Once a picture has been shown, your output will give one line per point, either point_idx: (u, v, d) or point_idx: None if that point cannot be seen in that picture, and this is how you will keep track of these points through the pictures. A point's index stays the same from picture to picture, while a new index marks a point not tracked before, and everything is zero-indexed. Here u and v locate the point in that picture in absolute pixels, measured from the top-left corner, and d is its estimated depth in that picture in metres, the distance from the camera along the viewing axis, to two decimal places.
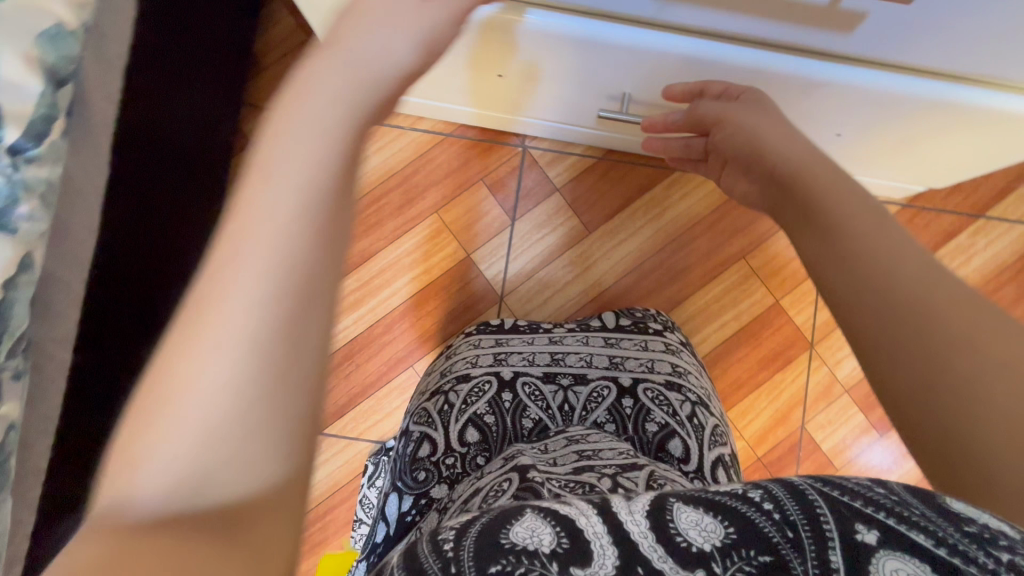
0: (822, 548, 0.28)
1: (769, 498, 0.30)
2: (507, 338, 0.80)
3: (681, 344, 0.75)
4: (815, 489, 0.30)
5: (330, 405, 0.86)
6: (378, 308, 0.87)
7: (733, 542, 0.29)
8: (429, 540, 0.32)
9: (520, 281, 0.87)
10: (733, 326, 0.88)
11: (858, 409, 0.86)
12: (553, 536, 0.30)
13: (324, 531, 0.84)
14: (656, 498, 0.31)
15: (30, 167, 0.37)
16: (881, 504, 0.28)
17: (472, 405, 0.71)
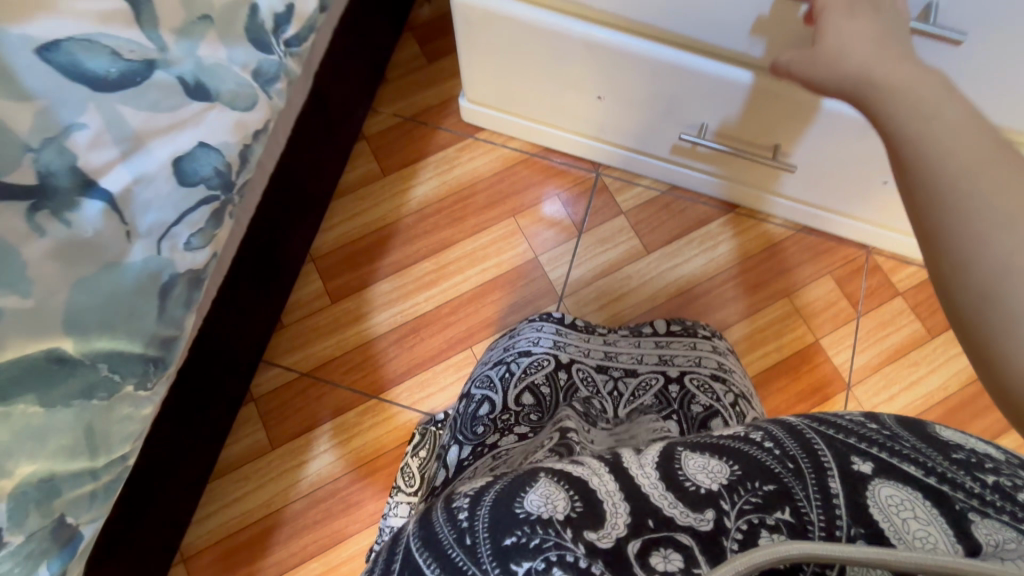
0: (821, 477, 0.31)
1: (769, 438, 0.34)
2: (568, 332, 0.84)
3: (727, 349, 0.79)
4: (813, 430, 0.34)
5: (389, 372, 0.91)
6: (449, 290, 0.94)
7: (739, 477, 0.32)
8: (443, 508, 0.33)
9: (581, 286, 0.96)
10: (774, 357, 0.93)
11: None
12: (566, 502, 0.31)
13: (362, 493, 0.87)
14: (665, 450, 0.34)
15: (290, 59, 0.50)
16: (870, 438, 0.33)
17: (531, 375, 0.73)
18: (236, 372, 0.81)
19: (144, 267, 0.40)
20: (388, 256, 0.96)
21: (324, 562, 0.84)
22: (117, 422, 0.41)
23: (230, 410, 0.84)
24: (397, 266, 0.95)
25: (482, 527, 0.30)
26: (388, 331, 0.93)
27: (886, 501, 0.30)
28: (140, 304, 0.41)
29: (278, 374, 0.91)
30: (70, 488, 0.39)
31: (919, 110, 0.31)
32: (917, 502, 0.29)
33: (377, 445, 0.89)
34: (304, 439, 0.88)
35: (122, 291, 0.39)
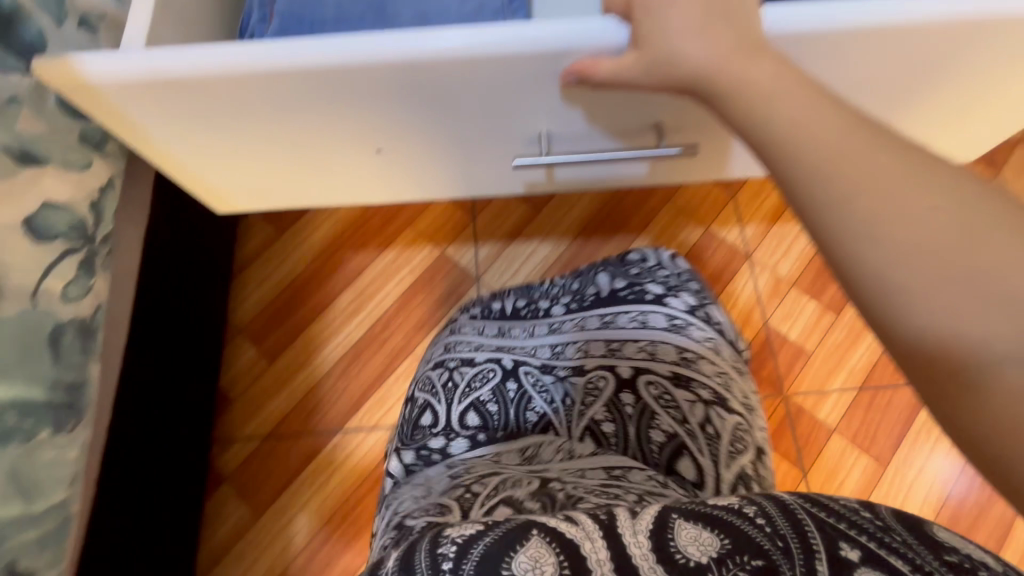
0: (809, 558, 0.30)
1: (762, 514, 0.33)
2: (510, 327, 0.72)
3: (687, 320, 0.64)
4: (803, 509, 0.33)
5: (346, 402, 0.94)
6: (374, 310, 0.99)
7: (727, 551, 0.31)
8: (430, 541, 0.33)
9: (491, 261, 1.02)
10: (679, 256, 1.00)
11: (807, 296, 0.96)
12: (556, 567, 0.31)
13: (358, 523, 0.87)
14: (658, 514, 0.33)
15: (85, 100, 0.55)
16: (856, 524, 0.32)
17: (475, 390, 0.64)
18: (191, 457, 0.82)
19: (24, 322, 0.48)
20: (311, 300, 1.00)
21: None
22: (43, 466, 0.47)
23: (201, 494, 0.85)
24: (320, 307, 0.99)
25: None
26: (332, 367, 0.96)
27: None
28: (31, 352, 0.47)
29: (243, 445, 0.92)
30: (14, 533, 0.45)
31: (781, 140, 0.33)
32: None
33: (358, 471, 0.90)
34: (286, 495, 0.89)
35: (8, 346, 0.46)
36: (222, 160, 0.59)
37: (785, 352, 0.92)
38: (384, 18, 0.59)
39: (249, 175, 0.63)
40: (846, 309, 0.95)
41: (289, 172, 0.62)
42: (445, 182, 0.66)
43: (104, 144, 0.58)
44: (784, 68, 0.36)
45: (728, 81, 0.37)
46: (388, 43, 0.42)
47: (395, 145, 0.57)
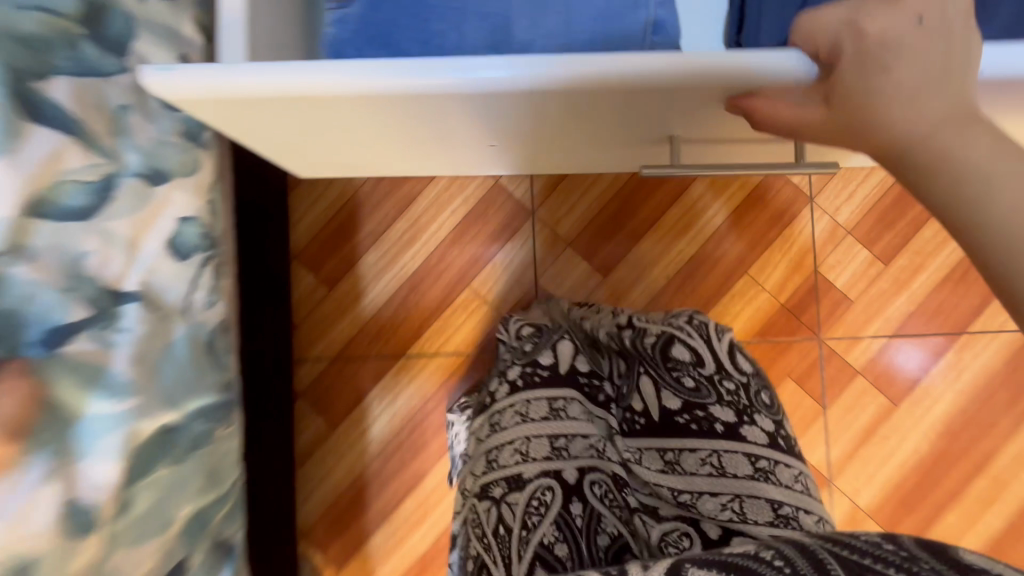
0: None
1: (780, 557, 0.39)
2: (563, 413, 0.71)
3: (795, 504, 0.63)
4: (826, 551, 0.38)
5: (406, 330, 0.99)
6: (429, 241, 0.99)
7: None
8: None
9: (547, 193, 0.99)
10: (740, 195, 0.98)
11: (861, 244, 0.97)
12: None
13: (424, 436, 0.98)
14: (673, 565, 0.40)
15: None
16: (886, 560, 0.36)
17: (539, 531, 0.61)
18: (272, 382, 0.89)
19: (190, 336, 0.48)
20: (363, 228, 0.99)
21: (416, 499, 0.97)
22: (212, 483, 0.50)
23: (283, 411, 0.93)
24: (373, 235, 0.99)
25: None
26: (391, 296, 0.99)
27: None
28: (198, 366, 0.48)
29: (312, 366, 0.99)
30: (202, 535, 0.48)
31: (956, 170, 0.35)
32: None
33: (422, 393, 0.98)
34: (358, 410, 0.98)
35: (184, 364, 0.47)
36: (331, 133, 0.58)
37: (829, 299, 0.96)
38: None
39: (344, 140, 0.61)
40: (897, 259, 0.97)
41: (383, 136, 0.61)
42: (535, 147, 0.65)
43: (199, 133, 0.52)
44: (1003, 140, 0.35)
45: (930, 155, 0.36)
46: (519, 69, 0.41)
47: (505, 128, 0.57)
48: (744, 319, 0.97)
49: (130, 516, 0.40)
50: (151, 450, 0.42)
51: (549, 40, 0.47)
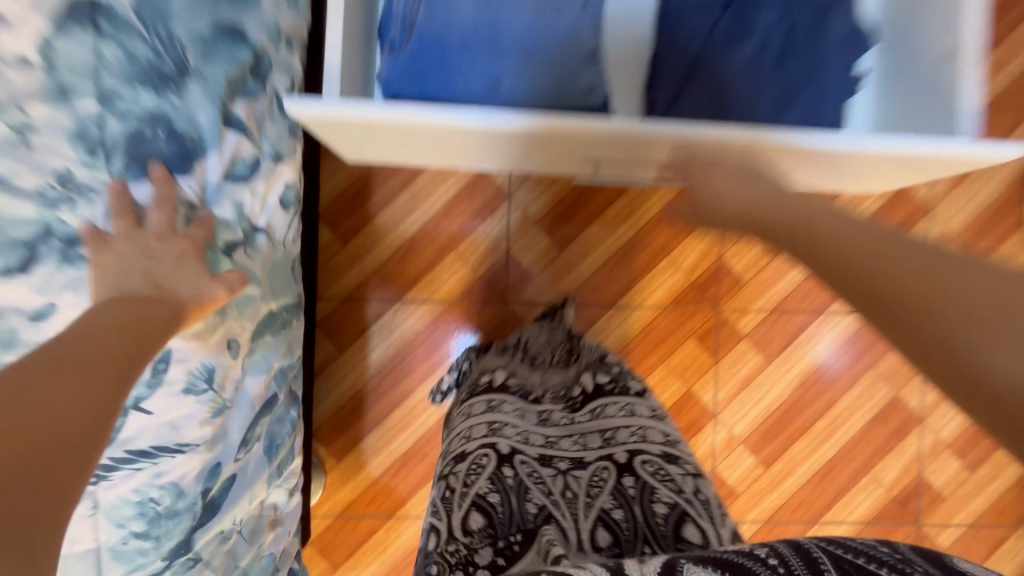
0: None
1: (774, 555, 0.44)
2: (499, 404, 0.86)
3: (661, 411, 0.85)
4: (819, 549, 0.44)
5: (403, 280, 1.25)
6: (425, 211, 1.25)
7: None
8: None
9: (522, 181, 1.25)
10: (670, 194, 1.26)
11: (757, 240, 1.27)
12: None
13: (412, 363, 1.25)
14: (669, 561, 0.45)
15: None
16: (879, 561, 0.42)
17: (473, 485, 0.72)
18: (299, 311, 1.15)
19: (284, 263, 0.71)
20: (374, 197, 1.24)
21: (402, 410, 1.25)
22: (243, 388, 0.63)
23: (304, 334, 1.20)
24: (382, 203, 1.24)
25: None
26: (393, 253, 1.25)
27: None
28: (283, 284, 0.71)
29: (327, 303, 1.25)
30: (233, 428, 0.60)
31: (864, 264, 0.40)
32: None
33: (412, 330, 1.25)
34: (361, 340, 1.25)
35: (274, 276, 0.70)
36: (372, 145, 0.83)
37: (728, 280, 1.26)
38: (495, 49, 0.71)
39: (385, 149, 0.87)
40: (781, 253, 1.27)
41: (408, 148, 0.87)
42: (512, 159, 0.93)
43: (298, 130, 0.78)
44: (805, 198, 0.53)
45: (771, 195, 0.56)
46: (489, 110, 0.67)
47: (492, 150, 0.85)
48: (664, 290, 1.26)
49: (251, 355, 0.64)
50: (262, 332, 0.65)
51: (524, 92, 0.72)
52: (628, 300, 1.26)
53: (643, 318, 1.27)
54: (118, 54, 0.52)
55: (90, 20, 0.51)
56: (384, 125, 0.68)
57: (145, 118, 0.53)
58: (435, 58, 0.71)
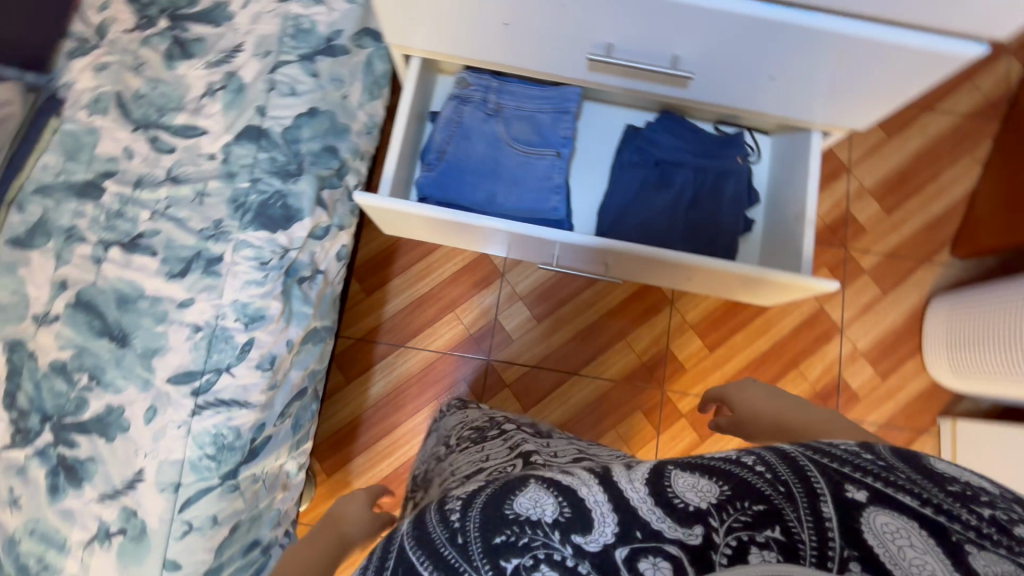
0: (814, 502, 0.42)
1: (762, 463, 0.45)
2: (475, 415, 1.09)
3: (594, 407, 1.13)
4: (806, 457, 0.45)
5: (409, 330, 1.55)
6: (435, 279, 1.57)
7: (728, 498, 0.42)
8: (439, 511, 0.49)
9: (514, 264, 1.58)
10: (630, 289, 1.58)
11: (698, 335, 1.56)
12: (555, 507, 0.44)
13: (404, 400, 1.51)
14: (657, 468, 0.45)
15: None
16: (870, 470, 0.44)
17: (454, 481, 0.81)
18: None
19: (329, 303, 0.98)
20: (397, 262, 1.57)
21: (390, 439, 1.48)
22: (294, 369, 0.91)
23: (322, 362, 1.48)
24: (402, 268, 1.57)
25: (474, 529, 0.45)
26: (404, 307, 1.56)
27: (882, 526, 0.40)
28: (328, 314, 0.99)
29: (344, 340, 1.54)
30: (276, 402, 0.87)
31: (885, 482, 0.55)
32: (907, 528, 0.40)
33: (408, 372, 1.52)
34: (366, 374, 1.52)
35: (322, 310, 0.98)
36: (406, 227, 1.16)
37: (671, 364, 1.54)
38: (496, 177, 1.08)
39: (413, 232, 1.21)
40: (718, 349, 1.55)
41: (427, 232, 1.20)
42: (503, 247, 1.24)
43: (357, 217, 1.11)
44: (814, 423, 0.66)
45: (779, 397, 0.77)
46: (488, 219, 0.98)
47: (490, 240, 1.16)
48: (618, 366, 1.54)
49: (294, 344, 0.89)
50: (309, 341, 0.94)
51: (513, 206, 1.07)
52: (589, 370, 1.53)
53: (600, 387, 1.53)
54: (268, 156, 0.85)
55: (256, 138, 0.85)
56: (413, 215, 1.01)
57: (273, 194, 0.85)
58: (457, 178, 1.07)
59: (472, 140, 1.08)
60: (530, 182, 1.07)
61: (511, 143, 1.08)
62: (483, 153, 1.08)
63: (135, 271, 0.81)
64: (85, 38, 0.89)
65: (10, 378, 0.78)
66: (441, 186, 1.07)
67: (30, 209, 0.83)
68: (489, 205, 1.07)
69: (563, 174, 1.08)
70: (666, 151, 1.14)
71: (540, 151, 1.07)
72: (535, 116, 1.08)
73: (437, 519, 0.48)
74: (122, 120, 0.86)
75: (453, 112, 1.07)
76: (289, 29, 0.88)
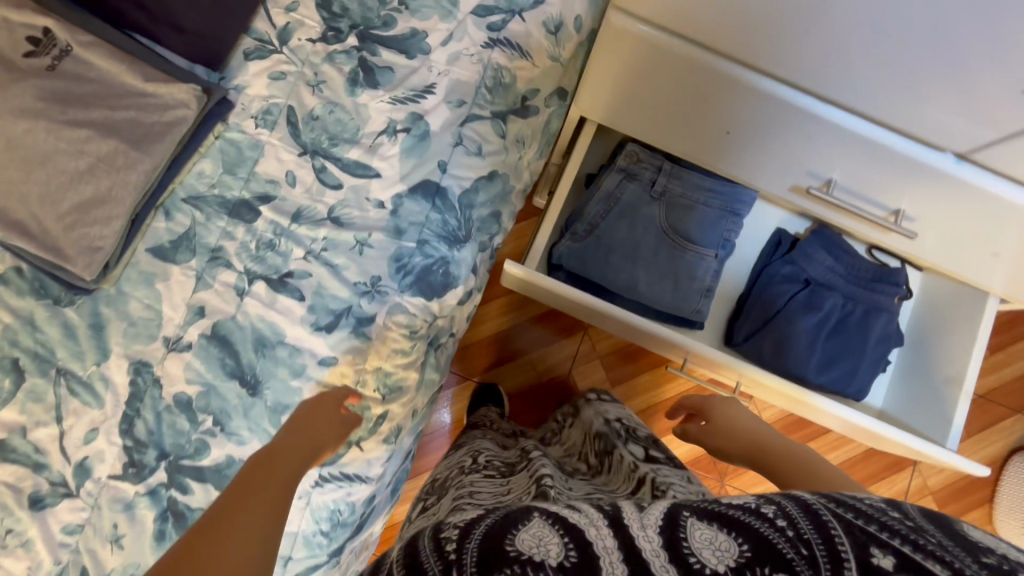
0: (838, 562, 0.41)
1: (783, 515, 0.45)
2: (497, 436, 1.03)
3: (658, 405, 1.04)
4: (828, 510, 0.44)
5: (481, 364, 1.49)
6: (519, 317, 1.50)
7: (746, 560, 0.43)
8: (436, 538, 0.48)
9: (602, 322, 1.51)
10: None
11: None
12: (559, 550, 0.45)
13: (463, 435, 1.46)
14: (668, 517, 0.46)
15: None
16: (895, 530, 0.42)
17: (463, 494, 0.75)
18: None
19: None
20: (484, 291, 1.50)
21: None
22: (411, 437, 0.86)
23: None
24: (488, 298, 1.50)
25: (471, 559, 0.44)
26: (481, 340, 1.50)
27: None
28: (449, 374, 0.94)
29: None
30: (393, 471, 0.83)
31: None
32: None
33: None
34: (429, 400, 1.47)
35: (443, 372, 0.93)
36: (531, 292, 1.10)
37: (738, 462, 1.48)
38: (640, 263, 1.00)
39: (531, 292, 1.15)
40: None
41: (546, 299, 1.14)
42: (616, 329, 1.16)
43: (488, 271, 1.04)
44: None
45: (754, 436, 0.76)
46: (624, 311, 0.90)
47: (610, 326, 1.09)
48: (685, 447, 1.49)
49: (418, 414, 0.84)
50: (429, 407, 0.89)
51: (650, 297, 1.00)
52: None
53: None
54: (440, 218, 0.78)
55: (432, 194, 0.78)
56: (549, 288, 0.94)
57: (437, 260, 0.78)
58: (599, 255, 1.00)
59: (625, 219, 1.00)
60: (674, 276, 1.00)
61: (666, 232, 1.00)
62: (633, 236, 1.00)
63: (278, 313, 0.75)
64: (265, 40, 0.80)
65: (129, 402, 0.72)
66: (583, 261, 1.00)
67: (178, 218, 0.77)
68: (629, 293, 1.00)
69: (713, 277, 1.00)
70: (820, 271, 1.06)
71: (695, 247, 1.00)
72: (699, 210, 1.00)
73: (432, 547, 0.47)
74: (289, 140, 0.79)
75: (616, 186, 1.00)
76: (488, 80, 0.80)
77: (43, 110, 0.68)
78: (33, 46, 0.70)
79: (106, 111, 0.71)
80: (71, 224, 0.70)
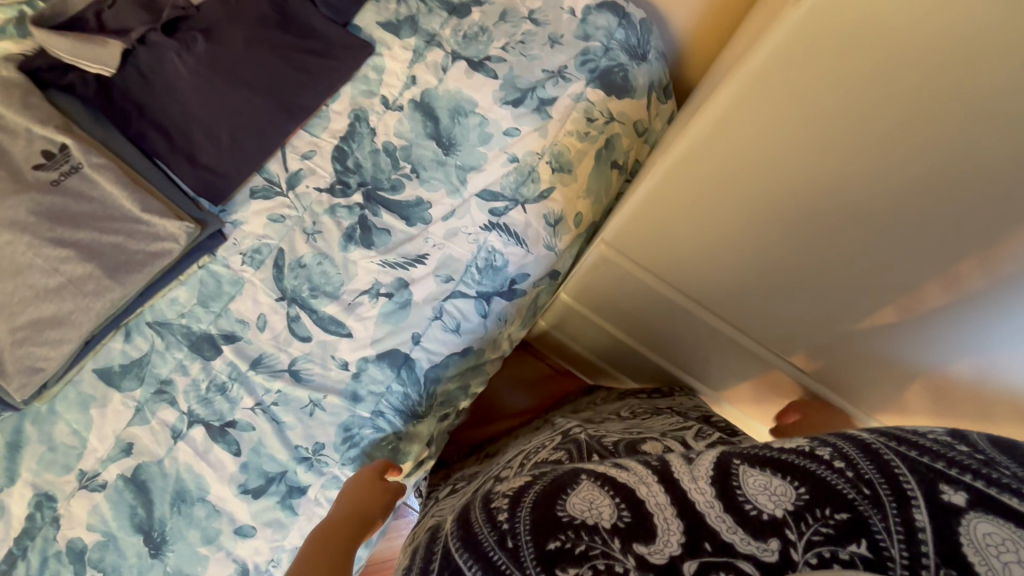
0: (904, 507, 0.32)
1: (838, 457, 0.35)
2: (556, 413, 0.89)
3: None
4: (889, 449, 0.34)
5: None
6: None
7: (805, 504, 0.34)
8: (484, 510, 0.41)
9: None
10: None
11: None
12: (614, 512, 0.36)
13: None
14: (720, 466, 0.37)
15: None
16: (961, 464, 0.32)
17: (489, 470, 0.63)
18: None
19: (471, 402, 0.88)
20: None
21: None
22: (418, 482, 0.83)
23: None
24: None
25: (525, 531, 0.37)
26: None
27: (983, 538, 0.30)
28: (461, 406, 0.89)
29: None
30: None
31: None
32: (1017, 538, 0.29)
33: None
34: None
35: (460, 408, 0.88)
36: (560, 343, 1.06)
37: None
38: None
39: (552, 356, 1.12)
40: None
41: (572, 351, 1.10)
42: None
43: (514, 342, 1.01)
44: None
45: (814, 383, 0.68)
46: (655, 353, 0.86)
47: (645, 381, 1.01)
48: None
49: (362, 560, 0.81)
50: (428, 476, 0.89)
51: None
52: None
53: None
54: (401, 390, 0.76)
55: (399, 364, 0.76)
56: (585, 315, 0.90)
57: (388, 436, 0.76)
58: None
59: None
60: None
61: None
62: None
63: (208, 466, 0.70)
64: (274, 182, 0.82)
65: (20, 538, 0.67)
66: None
67: (136, 342, 0.74)
68: None
69: None
70: None
71: None
72: None
73: (483, 519, 0.40)
74: (270, 283, 0.78)
75: None
76: (481, 260, 0.80)
77: (33, 223, 0.69)
78: (45, 160, 0.72)
79: (94, 233, 0.71)
80: (19, 339, 0.68)
